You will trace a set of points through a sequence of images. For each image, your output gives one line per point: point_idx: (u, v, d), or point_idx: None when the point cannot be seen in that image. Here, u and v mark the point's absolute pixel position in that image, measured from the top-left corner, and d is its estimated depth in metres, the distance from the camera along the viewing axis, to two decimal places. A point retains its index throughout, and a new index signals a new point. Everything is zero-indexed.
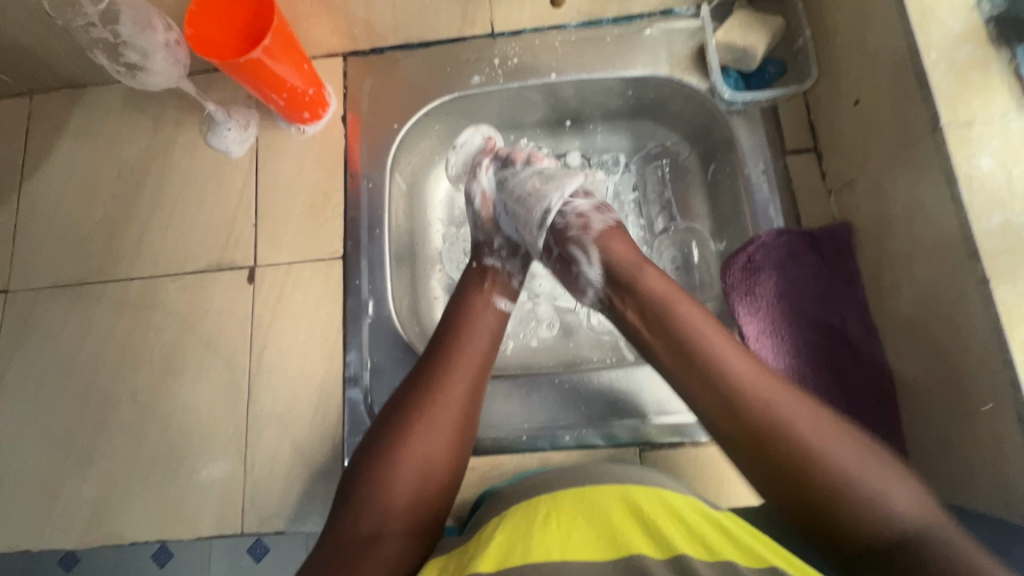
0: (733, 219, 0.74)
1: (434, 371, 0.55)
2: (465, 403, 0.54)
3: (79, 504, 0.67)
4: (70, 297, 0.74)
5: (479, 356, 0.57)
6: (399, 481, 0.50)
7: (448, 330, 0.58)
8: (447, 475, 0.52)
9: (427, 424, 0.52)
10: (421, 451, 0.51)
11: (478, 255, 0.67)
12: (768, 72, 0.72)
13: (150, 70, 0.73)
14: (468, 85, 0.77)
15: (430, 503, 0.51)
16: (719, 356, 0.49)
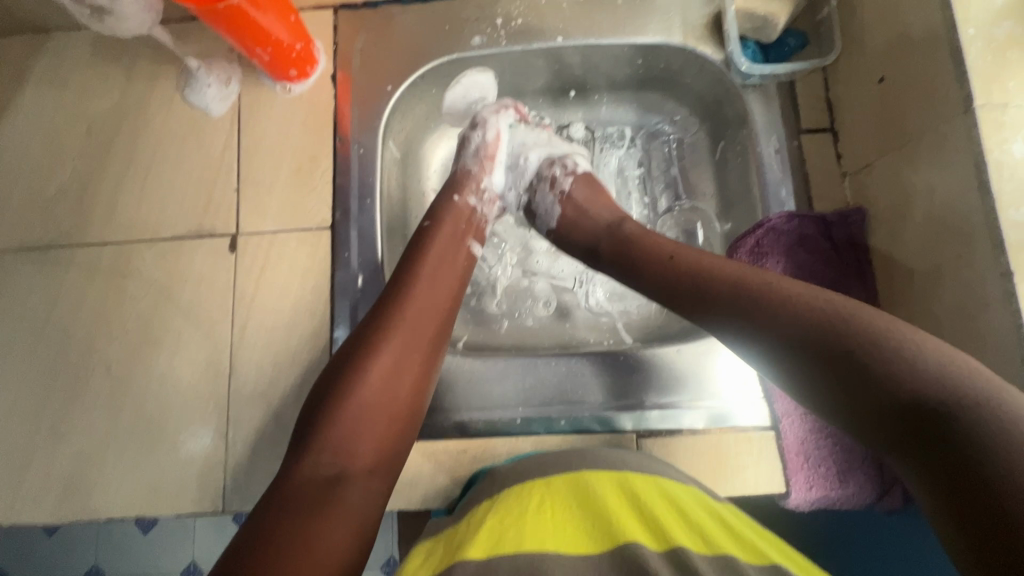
0: (741, 200, 0.71)
1: (397, 307, 0.52)
2: (428, 341, 0.52)
3: (51, 477, 0.64)
4: (37, 261, 0.69)
5: (444, 298, 0.55)
6: (362, 420, 0.47)
7: (411, 267, 0.55)
8: (413, 413, 0.51)
9: (391, 358, 0.49)
10: (384, 388, 0.48)
11: (460, 189, 0.64)
12: (788, 45, 0.68)
13: (121, 15, 0.66)
14: (467, 46, 0.72)
15: (395, 442, 0.49)
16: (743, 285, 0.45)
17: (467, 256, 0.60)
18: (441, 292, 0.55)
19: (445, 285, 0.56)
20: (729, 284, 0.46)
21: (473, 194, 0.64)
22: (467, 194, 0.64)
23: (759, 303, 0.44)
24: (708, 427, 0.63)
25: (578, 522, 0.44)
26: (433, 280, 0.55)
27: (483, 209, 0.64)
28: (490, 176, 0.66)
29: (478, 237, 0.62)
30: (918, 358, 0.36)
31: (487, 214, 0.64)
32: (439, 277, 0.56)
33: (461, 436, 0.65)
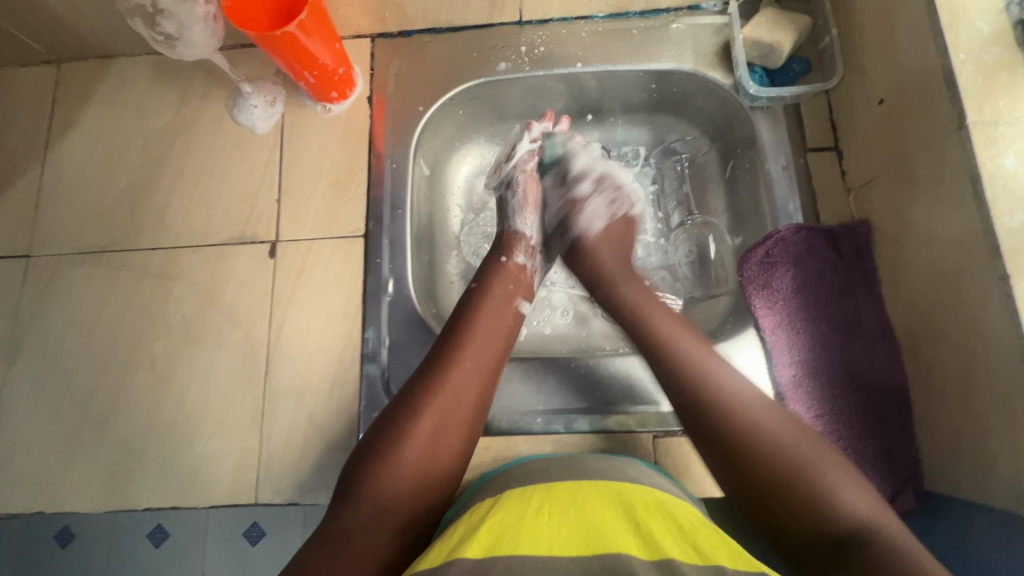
0: (751, 214, 0.76)
1: (444, 366, 0.54)
2: (474, 406, 0.53)
3: (94, 468, 0.67)
4: (92, 264, 0.74)
5: (491, 359, 0.56)
6: (402, 474, 0.49)
7: (462, 327, 0.57)
8: (453, 475, 0.52)
9: (434, 421, 0.51)
10: (427, 450, 0.50)
11: (508, 250, 0.67)
12: (793, 70, 0.72)
13: (188, 41, 0.68)
14: (494, 71, 0.78)
15: (432, 501, 0.50)
16: (702, 366, 0.53)
17: (516, 314, 0.61)
18: (488, 355, 0.56)
19: (491, 347, 0.57)
20: (693, 378, 0.53)
21: (521, 252, 0.67)
22: (516, 253, 0.67)
23: (698, 388, 0.52)
24: None
25: (574, 525, 0.44)
26: (481, 341, 0.57)
27: (531, 263, 0.68)
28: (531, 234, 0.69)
29: (526, 295, 0.65)
30: (817, 471, 0.46)
31: (534, 267, 0.68)
32: (489, 341, 0.57)
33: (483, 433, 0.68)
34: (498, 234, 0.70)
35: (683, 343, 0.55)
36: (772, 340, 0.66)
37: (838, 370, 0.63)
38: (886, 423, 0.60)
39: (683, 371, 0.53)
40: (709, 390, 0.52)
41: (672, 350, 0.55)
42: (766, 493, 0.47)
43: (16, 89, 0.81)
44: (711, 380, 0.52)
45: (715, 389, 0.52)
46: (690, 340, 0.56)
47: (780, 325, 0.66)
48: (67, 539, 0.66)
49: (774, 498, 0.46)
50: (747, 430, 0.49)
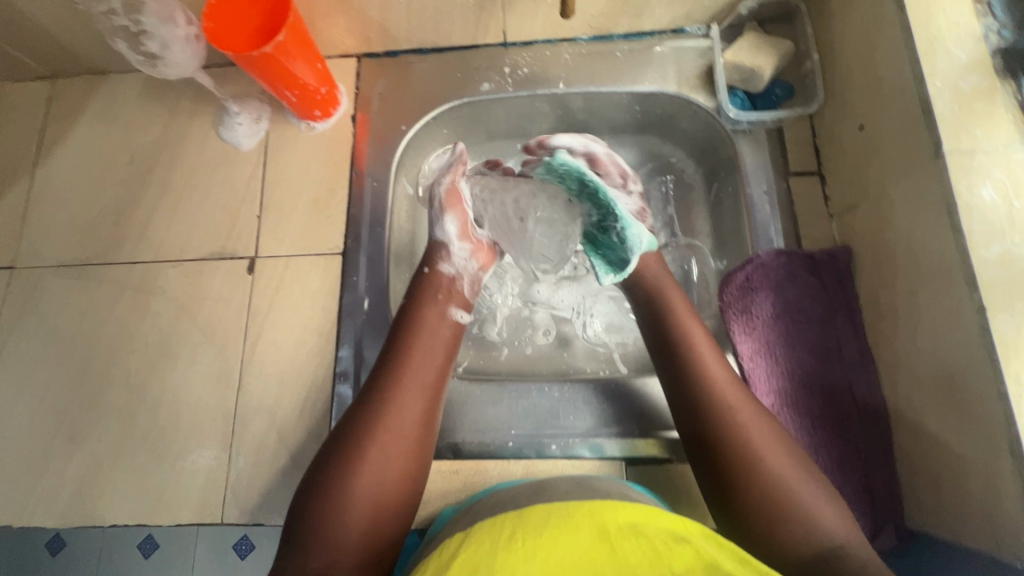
0: (734, 238, 0.75)
1: (385, 390, 0.55)
2: (419, 426, 0.55)
3: (63, 482, 0.67)
4: (73, 277, 0.75)
5: (430, 377, 0.58)
6: (354, 506, 0.49)
7: (400, 347, 0.59)
8: (402, 504, 0.52)
9: (381, 446, 0.52)
10: (373, 481, 0.50)
11: (432, 260, 0.68)
12: (775, 94, 0.72)
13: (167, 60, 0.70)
14: (477, 91, 0.79)
15: (385, 535, 0.50)
16: (710, 370, 0.56)
17: (453, 325, 0.64)
18: (426, 375, 0.57)
19: (430, 365, 0.58)
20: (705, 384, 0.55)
21: (445, 262, 0.68)
22: (439, 263, 0.68)
23: (709, 391, 0.55)
24: None
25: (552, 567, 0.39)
26: (420, 362, 0.58)
27: (457, 273, 0.68)
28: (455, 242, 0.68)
29: (461, 305, 0.66)
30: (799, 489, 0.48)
31: (464, 275, 0.68)
32: (428, 357, 0.59)
33: (454, 457, 0.66)
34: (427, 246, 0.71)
35: (702, 348, 0.58)
36: (749, 367, 0.64)
37: (816, 400, 0.61)
38: (868, 455, 0.59)
39: (705, 385, 0.55)
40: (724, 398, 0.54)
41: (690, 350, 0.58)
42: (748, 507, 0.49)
43: (9, 104, 0.83)
44: (719, 386, 0.55)
45: (721, 396, 0.54)
46: (708, 346, 0.58)
47: (757, 352, 0.64)
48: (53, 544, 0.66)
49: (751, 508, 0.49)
50: (742, 442, 0.51)
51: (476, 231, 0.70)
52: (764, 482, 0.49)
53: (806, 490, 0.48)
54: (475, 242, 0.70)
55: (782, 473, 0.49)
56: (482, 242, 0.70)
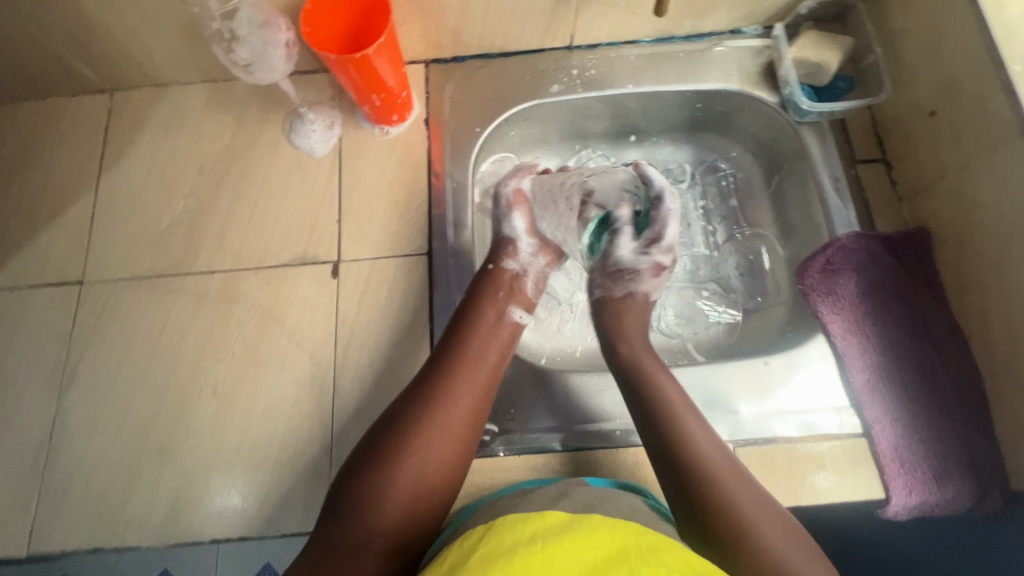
0: (804, 225, 0.78)
1: (440, 383, 0.58)
2: (467, 423, 0.57)
3: (155, 498, 0.65)
4: (148, 289, 0.73)
5: (486, 375, 0.60)
6: (392, 492, 0.52)
7: (460, 344, 0.62)
8: (440, 494, 0.55)
9: (425, 440, 0.54)
10: (416, 469, 0.53)
11: (496, 257, 0.71)
12: (839, 87, 0.75)
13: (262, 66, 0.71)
14: (547, 93, 0.81)
15: (420, 519, 0.53)
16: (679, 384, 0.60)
17: (512, 324, 0.66)
18: (481, 373, 0.60)
19: (487, 366, 0.61)
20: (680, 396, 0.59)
21: (510, 258, 0.71)
22: (504, 259, 0.71)
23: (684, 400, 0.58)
24: (802, 436, 0.64)
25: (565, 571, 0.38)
26: (472, 364, 0.60)
27: (521, 268, 0.71)
28: (520, 239, 0.72)
29: (523, 304, 0.69)
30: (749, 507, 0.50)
31: (526, 272, 0.71)
32: (482, 355, 0.61)
33: (562, 449, 0.66)
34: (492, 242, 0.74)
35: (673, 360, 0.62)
36: (842, 345, 0.67)
37: (910, 374, 0.64)
38: (964, 422, 0.61)
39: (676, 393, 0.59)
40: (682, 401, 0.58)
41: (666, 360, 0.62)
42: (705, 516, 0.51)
43: (68, 118, 0.82)
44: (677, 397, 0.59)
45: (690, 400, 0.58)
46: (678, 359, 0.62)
47: (848, 331, 0.67)
48: (144, 566, 0.63)
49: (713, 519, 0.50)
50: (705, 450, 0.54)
51: (541, 227, 0.74)
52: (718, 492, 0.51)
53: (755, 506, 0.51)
54: (539, 239, 0.74)
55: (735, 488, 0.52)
56: (547, 240, 0.74)
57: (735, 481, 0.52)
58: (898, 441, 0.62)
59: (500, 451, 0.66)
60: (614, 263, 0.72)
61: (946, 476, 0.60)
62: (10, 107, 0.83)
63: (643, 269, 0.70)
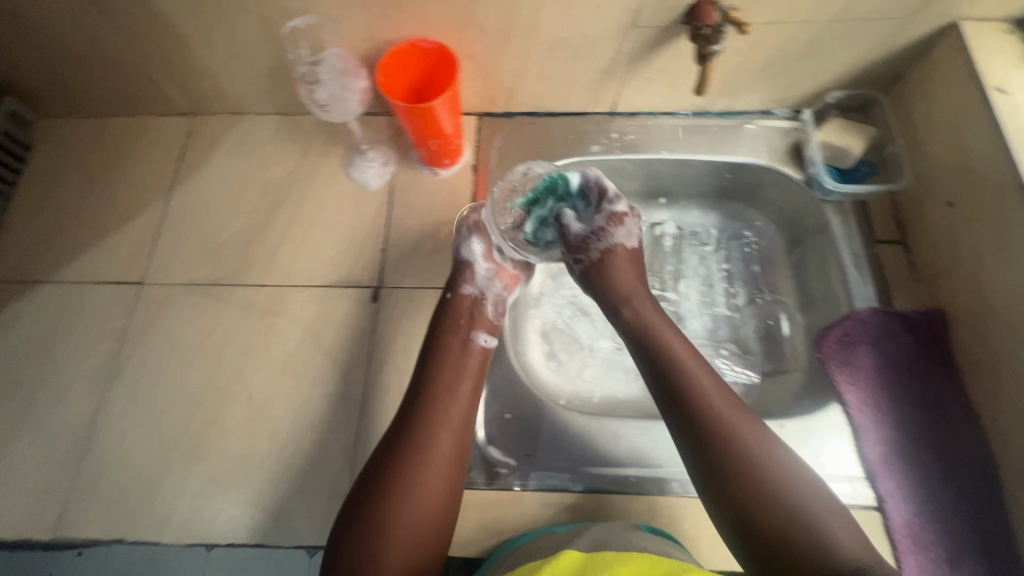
0: (823, 295, 0.81)
1: (418, 422, 0.60)
2: (451, 457, 0.60)
3: (181, 496, 0.68)
4: (201, 295, 0.78)
5: (465, 408, 0.63)
6: (388, 537, 0.54)
7: (434, 378, 0.64)
8: (438, 529, 0.57)
9: (411, 483, 0.57)
10: (407, 514, 0.55)
11: (455, 284, 0.74)
12: (862, 171, 0.80)
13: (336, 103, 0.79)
14: (587, 152, 0.87)
15: (422, 556, 0.55)
16: (694, 376, 0.59)
17: (480, 352, 0.69)
18: (457, 408, 0.62)
19: (463, 396, 0.63)
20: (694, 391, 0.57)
21: (467, 282, 0.74)
22: (462, 285, 0.73)
23: (702, 398, 0.57)
24: None
25: None
26: (447, 397, 0.63)
27: (480, 291, 0.74)
28: (484, 262, 0.75)
29: (484, 327, 0.71)
30: (798, 510, 0.51)
31: (486, 294, 0.74)
32: (456, 388, 0.64)
33: (578, 491, 0.68)
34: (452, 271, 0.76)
35: (678, 350, 0.61)
36: (856, 415, 0.68)
37: (923, 451, 0.66)
38: (980, 503, 0.62)
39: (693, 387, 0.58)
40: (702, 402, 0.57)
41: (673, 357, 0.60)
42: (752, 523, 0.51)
43: (151, 135, 0.90)
44: (699, 388, 0.58)
45: (708, 398, 0.57)
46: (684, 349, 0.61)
47: (863, 402, 0.69)
48: (160, 562, 0.65)
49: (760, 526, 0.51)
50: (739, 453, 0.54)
51: (498, 254, 0.76)
52: (765, 499, 0.52)
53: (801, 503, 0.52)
54: (497, 263, 0.75)
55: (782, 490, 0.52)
56: (504, 264, 0.76)
57: (779, 481, 0.53)
58: (912, 518, 0.63)
59: (516, 486, 0.68)
60: (575, 234, 0.72)
61: (958, 558, 0.60)
62: (102, 119, 0.91)
63: (603, 224, 0.71)
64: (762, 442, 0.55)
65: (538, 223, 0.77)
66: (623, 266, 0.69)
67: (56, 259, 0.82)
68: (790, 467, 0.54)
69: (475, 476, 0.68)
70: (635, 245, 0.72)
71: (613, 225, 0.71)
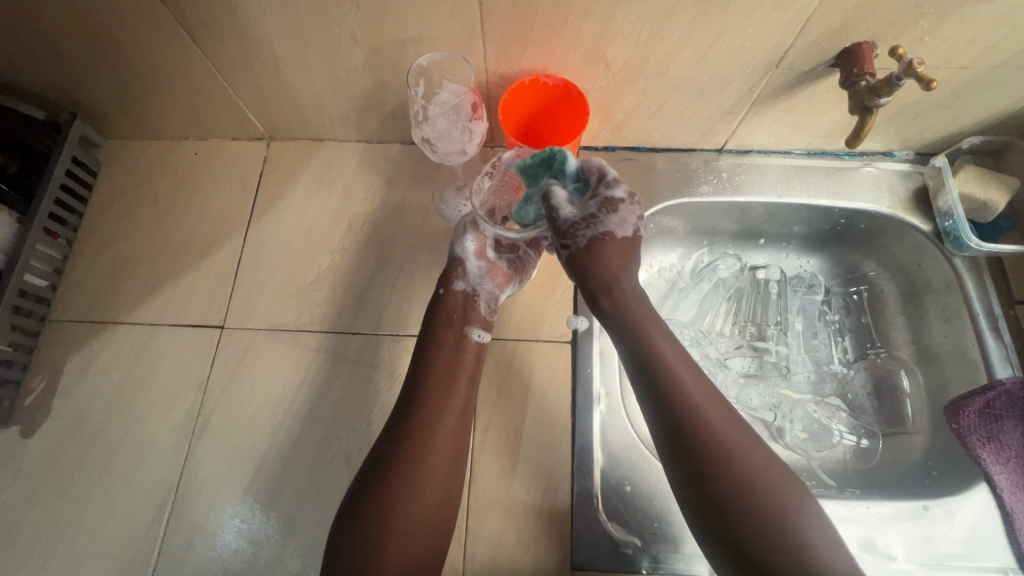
0: (950, 356, 0.76)
1: (417, 420, 0.58)
2: (451, 453, 0.58)
3: (277, 572, 0.62)
4: (288, 343, 0.73)
5: (462, 402, 0.61)
6: (386, 539, 0.53)
7: (425, 369, 0.62)
8: (435, 528, 0.56)
9: (407, 482, 0.55)
10: (409, 513, 0.54)
11: (448, 280, 0.70)
12: (1000, 226, 0.75)
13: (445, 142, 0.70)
14: (695, 192, 0.81)
15: (419, 557, 0.54)
16: (679, 378, 0.54)
17: (474, 344, 0.66)
18: (457, 400, 0.61)
19: (459, 392, 0.62)
20: (677, 395, 0.53)
21: (460, 279, 0.70)
22: (455, 282, 0.70)
23: (687, 404, 0.52)
24: None
25: None
26: (439, 391, 0.61)
27: (474, 288, 0.70)
28: (475, 257, 0.71)
29: (478, 324, 0.68)
30: (792, 530, 0.48)
31: (481, 292, 0.70)
32: (449, 384, 0.62)
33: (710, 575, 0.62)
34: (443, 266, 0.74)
35: (665, 349, 0.55)
36: (1010, 500, 0.63)
37: None
38: None
39: (679, 391, 0.53)
40: (688, 407, 0.52)
41: (658, 357, 0.55)
42: (743, 541, 0.48)
43: (225, 161, 0.84)
44: (687, 392, 0.53)
45: (697, 403, 0.52)
46: (672, 349, 0.55)
47: (1016, 485, 0.64)
48: None
49: (750, 545, 0.48)
50: (730, 467, 0.50)
51: (492, 252, 0.72)
52: (756, 519, 0.48)
53: (795, 522, 0.48)
54: (490, 261, 0.71)
55: (777, 509, 0.48)
56: (498, 262, 0.72)
57: (768, 496, 0.49)
58: None
59: (643, 568, 0.62)
60: (561, 217, 0.60)
61: None
62: (170, 143, 0.85)
63: (597, 211, 0.59)
64: (754, 451, 0.51)
65: (525, 201, 0.65)
66: (608, 252, 0.59)
67: (130, 299, 0.76)
68: (782, 488, 0.50)
69: (601, 558, 0.62)
70: (630, 236, 0.60)
71: (609, 212, 0.59)
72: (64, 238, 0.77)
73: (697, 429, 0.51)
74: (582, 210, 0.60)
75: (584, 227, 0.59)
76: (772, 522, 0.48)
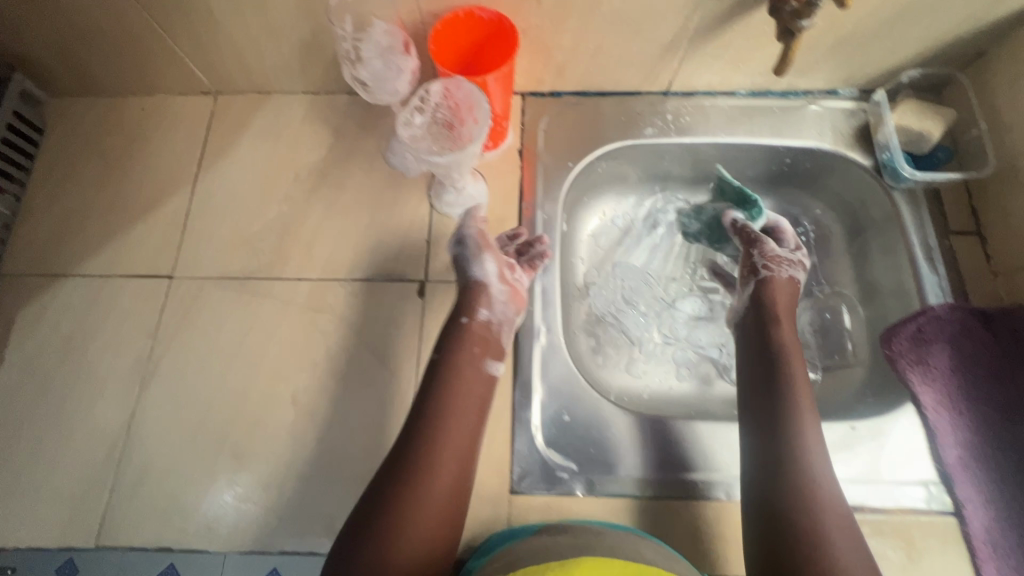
0: (890, 289, 0.77)
1: (443, 396, 0.59)
2: (471, 433, 0.59)
3: (226, 504, 0.65)
4: (237, 290, 0.74)
5: (482, 385, 0.62)
6: (414, 510, 0.52)
7: (454, 352, 0.63)
8: (452, 507, 0.54)
9: (435, 454, 0.55)
10: (436, 486, 0.53)
11: (470, 308, 0.66)
12: (938, 157, 0.76)
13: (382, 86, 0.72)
14: (641, 135, 0.82)
15: (439, 535, 0.53)
16: (785, 350, 0.64)
17: (498, 342, 0.66)
18: (480, 385, 0.62)
19: (483, 377, 0.63)
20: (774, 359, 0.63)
21: (483, 305, 0.66)
22: (478, 309, 0.66)
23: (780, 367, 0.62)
24: (890, 507, 0.64)
25: None
26: (472, 373, 0.62)
27: (497, 319, 0.66)
28: (495, 280, 0.67)
29: (498, 355, 0.65)
30: (820, 499, 0.52)
31: (502, 322, 0.67)
32: (476, 367, 0.62)
33: (642, 495, 0.64)
34: (458, 291, 0.68)
35: (782, 333, 0.66)
36: (933, 418, 0.66)
37: (1003, 454, 0.63)
38: None
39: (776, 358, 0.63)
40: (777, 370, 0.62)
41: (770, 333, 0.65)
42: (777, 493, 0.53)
43: (172, 116, 0.84)
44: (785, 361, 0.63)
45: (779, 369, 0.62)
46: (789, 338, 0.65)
47: (940, 404, 0.66)
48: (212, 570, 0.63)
49: (785, 498, 0.53)
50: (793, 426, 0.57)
51: (512, 274, 0.68)
52: (801, 477, 0.54)
53: (828, 495, 0.53)
54: (511, 285, 0.68)
55: (816, 477, 0.54)
56: (519, 286, 0.69)
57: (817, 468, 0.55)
58: (992, 525, 0.62)
59: (578, 491, 0.64)
60: (769, 249, 0.73)
61: None
62: (118, 100, 0.85)
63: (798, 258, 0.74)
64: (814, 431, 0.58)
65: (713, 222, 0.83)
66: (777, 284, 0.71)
67: (80, 253, 0.77)
68: (839, 500, 0.53)
69: (539, 481, 0.65)
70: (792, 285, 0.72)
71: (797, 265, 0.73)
72: (10, 193, 0.78)
73: (777, 388, 0.60)
74: (790, 253, 0.74)
75: (789, 263, 0.72)
76: (807, 486, 0.53)
